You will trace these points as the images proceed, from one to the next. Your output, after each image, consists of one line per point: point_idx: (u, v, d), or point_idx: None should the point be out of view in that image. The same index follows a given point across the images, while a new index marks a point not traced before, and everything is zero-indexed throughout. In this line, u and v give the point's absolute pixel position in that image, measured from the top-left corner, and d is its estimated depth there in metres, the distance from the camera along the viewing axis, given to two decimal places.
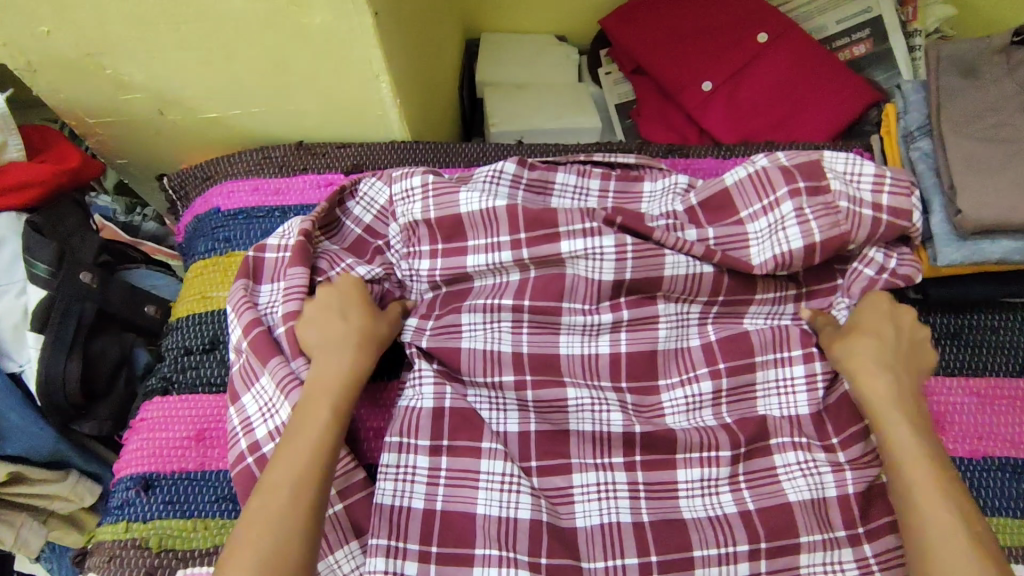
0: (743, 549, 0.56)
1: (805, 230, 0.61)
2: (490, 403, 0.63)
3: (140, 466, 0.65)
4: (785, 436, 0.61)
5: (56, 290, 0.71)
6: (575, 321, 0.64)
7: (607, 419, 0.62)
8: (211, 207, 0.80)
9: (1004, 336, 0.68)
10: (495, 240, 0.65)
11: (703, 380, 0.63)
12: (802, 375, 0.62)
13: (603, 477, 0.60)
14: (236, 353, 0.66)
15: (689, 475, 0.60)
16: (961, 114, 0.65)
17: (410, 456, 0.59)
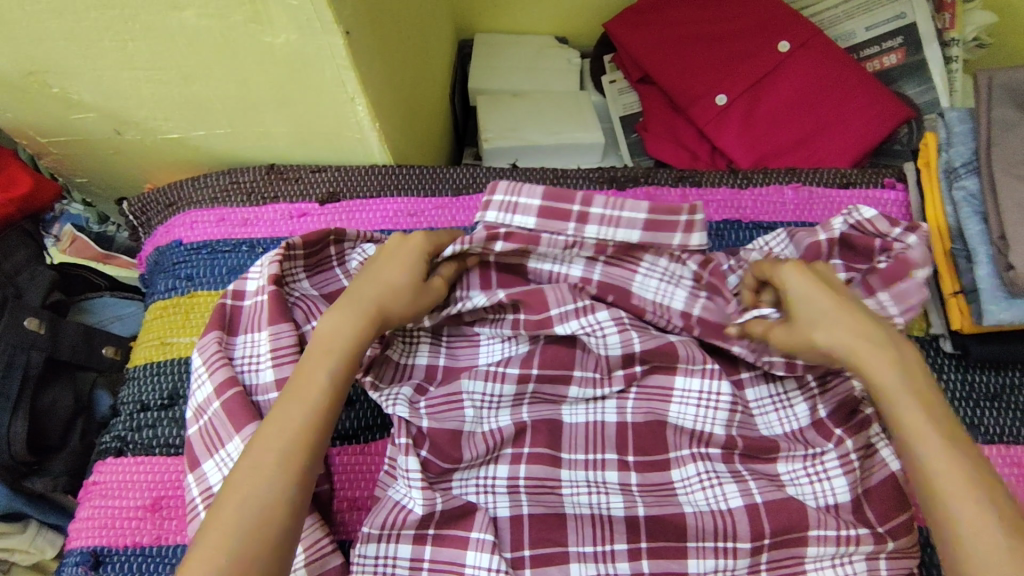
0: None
1: (787, 357, 0.57)
2: (478, 487, 0.57)
3: (90, 540, 0.59)
4: (829, 529, 0.52)
5: None
6: (585, 392, 0.59)
7: (606, 502, 0.56)
8: (172, 239, 0.72)
9: None
10: (500, 318, 0.61)
11: (713, 459, 0.57)
12: (797, 391, 0.59)
13: (603, 568, 0.54)
14: (197, 413, 0.59)
15: (703, 566, 0.53)
16: (1013, 152, 0.57)
17: (391, 546, 0.54)
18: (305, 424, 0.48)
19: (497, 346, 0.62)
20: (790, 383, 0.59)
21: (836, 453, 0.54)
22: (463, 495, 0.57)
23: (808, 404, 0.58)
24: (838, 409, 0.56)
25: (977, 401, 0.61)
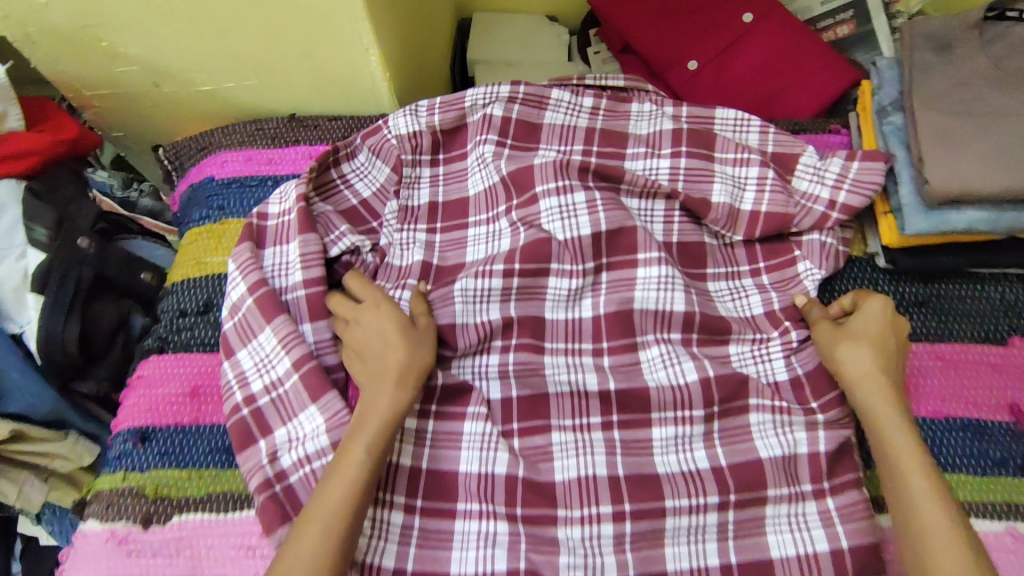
0: (713, 499, 0.61)
1: (756, 199, 0.73)
2: (473, 371, 0.68)
3: (137, 420, 0.68)
4: (766, 399, 0.65)
5: (55, 253, 0.72)
6: (561, 287, 0.69)
7: (583, 380, 0.66)
8: (205, 176, 0.82)
9: (970, 304, 0.71)
10: (495, 212, 0.74)
11: (676, 343, 0.67)
12: (753, 286, 0.72)
13: (580, 435, 0.65)
14: (233, 311, 0.70)
15: (664, 432, 0.65)
16: (934, 88, 0.66)
17: (401, 417, 0.65)
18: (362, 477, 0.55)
19: (482, 243, 0.74)
20: (745, 279, 0.73)
21: (780, 340, 0.68)
22: (460, 374, 0.67)
23: (761, 296, 0.71)
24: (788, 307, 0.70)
25: (903, 308, 0.71)
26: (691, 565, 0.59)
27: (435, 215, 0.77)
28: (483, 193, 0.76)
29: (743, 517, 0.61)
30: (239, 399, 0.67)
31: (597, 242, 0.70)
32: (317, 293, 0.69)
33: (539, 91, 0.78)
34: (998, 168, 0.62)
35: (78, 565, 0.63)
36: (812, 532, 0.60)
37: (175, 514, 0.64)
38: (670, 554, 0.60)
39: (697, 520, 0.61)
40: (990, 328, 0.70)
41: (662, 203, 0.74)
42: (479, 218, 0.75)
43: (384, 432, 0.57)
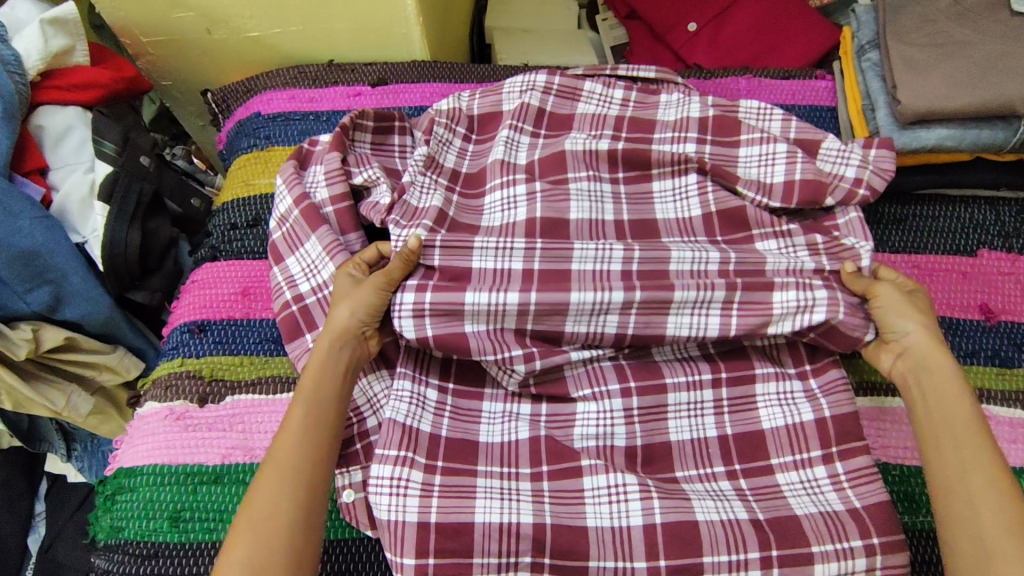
0: (707, 377, 0.68)
1: (789, 169, 0.74)
2: (496, 246, 0.67)
3: (193, 315, 0.75)
4: (789, 280, 0.67)
5: (121, 167, 0.80)
6: (582, 188, 0.75)
7: (608, 257, 0.68)
8: (252, 112, 0.90)
9: (945, 222, 0.79)
10: (512, 178, 0.76)
11: (716, 289, 0.66)
12: (804, 243, 0.71)
13: (599, 297, 0.64)
14: (281, 221, 0.77)
15: (678, 321, 0.66)
16: (907, 27, 0.76)
17: None
18: (302, 451, 0.56)
19: (499, 210, 0.75)
20: (782, 147, 0.75)
21: (805, 241, 0.71)
22: (482, 251, 0.67)
23: (813, 255, 0.70)
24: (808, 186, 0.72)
25: (884, 225, 0.79)
26: (692, 436, 0.66)
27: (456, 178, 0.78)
28: (500, 161, 0.78)
29: (735, 392, 0.68)
30: (288, 297, 0.73)
31: (613, 159, 0.78)
32: (345, 208, 0.75)
33: (573, 83, 0.85)
34: (963, 87, 0.71)
35: (138, 441, 0.70)
36: (799, 406, 0.66)
37: (228, 394, 0.70)
38: (673, 426, 0.67)
39: (694, 395, 0.67)
40: (962, 241, 0.78)
41: (695, 176, 0.76)
42: (495, 184, 0.77)
43: (325, 404, 0.59)
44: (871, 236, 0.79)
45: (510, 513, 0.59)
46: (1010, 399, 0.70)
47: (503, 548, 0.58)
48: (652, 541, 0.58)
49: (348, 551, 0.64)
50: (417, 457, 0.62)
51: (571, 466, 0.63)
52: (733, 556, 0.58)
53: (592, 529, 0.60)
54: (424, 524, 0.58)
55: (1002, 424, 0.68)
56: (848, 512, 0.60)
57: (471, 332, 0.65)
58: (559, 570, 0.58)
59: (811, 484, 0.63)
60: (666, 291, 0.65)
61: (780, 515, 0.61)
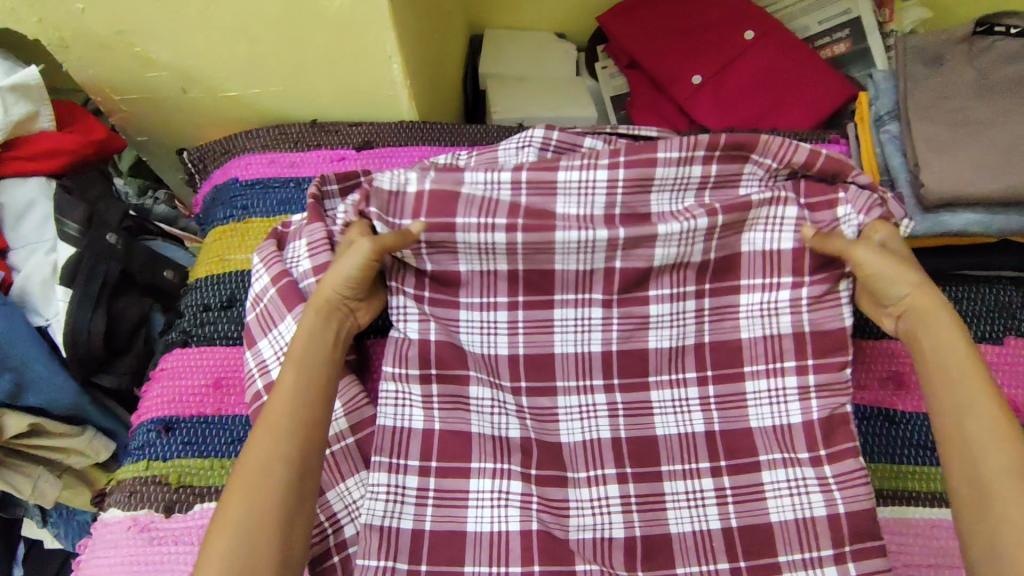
0: (705, 466, 0.66)
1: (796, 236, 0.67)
2: (481, 329, 0.70)
3: (161, 410, 0.70)
4: (761, 364, 0.68)
5: (84, 248, 0.74)
6: (570, 240, 0.66)
7: (588, 337, 0.69)
8: (229, 178, 0.85)
9: (970, 304, 0.74)
10: (490, 220, 0.65)
11: (690, 385, 0.69)
12: (788, 300, 0.68)
13: (584, 399, 0.69)
14: (256, 302, 0.72)
15: (661, 396, 0.69)
16: (927, 98, 0.71)
17: (405, 384, 0.68)
18: (286, 420, 0.54)
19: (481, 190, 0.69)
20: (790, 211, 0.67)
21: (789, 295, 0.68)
22: (468, 337, 0.70)
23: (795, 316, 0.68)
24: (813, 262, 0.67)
25: None
26: (693, 528, 0.64)
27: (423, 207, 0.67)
28: (477, 199, 0.65)
29: (738, 482, 0.65)
30: (261, 389, 0.68)
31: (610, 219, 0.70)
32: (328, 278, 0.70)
33: (572, 138, 0.78)
34: (992, 171, 0.66)
35: (100, 552, 0.64)
36: (811, 497, 0.63)
37: (197, 501, 0.65)
38: (671, 517, 0.65)
39: (692, 483, 0.66)
40: (987, 327, 0.73)
41: (705, 220, 0.65)
42: (469, 219, 0.65)
43: (307, 371, 0.57)
44: None
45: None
46: None
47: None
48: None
49: None
50: (398, 563, 0.61)
51: (564, 568, 0.61)
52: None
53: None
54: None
55: None
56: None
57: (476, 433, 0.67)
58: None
59: None
60: (646, 392, 0.69)
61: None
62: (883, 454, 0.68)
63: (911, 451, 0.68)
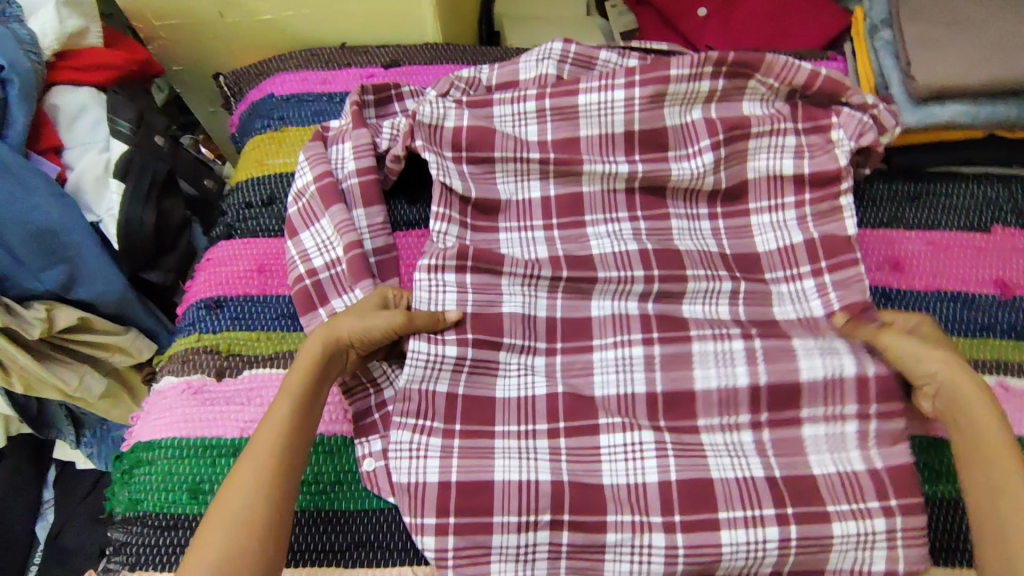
0: (736, 331, 0.68)
1: (797, 162, 0.75)
2: (520, 241, 0.76)
3: (210, 292, 0.75)
4: (779, 271, 0.74)
5: (136, 146, 0.82)
6: (595, 170, 0.76)
7: (625, 243, 0.74)
8: (265, 94, 0.90)
9: (959, 199, 0.79)
10: (526, 156, 0.76)
11: (724, 280, 0.72)
12: (794, 217, 0.75)
13: (622, 282, 0.72)
14: (297, 196, 0.77)
15: (697, 283, 0.72)
16: (918, 6, 0.77)
17: (440, 273, 0.71)
18: (279, 453, 0.56)
19: (509, 124, 0.79)
20: (790, 137, 0.76)
21: (796, 213, 0.76)
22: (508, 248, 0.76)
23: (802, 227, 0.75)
24: (817, 172, 0.75)
25: (898, 203, 0.79)
26: (720, 384, 0.67)
27: (460, 145, 0.77)
28: (512, 138, 0.77)
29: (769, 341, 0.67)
30: (302, 271, 0.73)
31: (629, 139, 0.77)
32: (369, 180, 0.76)
33: (589, 51, 0.83)
34: (977, 65, 0.72)
35: (156, 415, 0.69)
36: (842, 361, 0.66)
37: (246, 367, 0.70)
38: (699, 375, 0.67)
39: (723, 345, 0.68)
40: (976, 218, 0.78)
41: (710, 154, 0.75)
42: (507, 155, 0.77)
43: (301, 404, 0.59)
44: (887, 214, 0.79)
45: (528, 471, 0.64)
46: None
47: (522, 506, 0.62)
48: (667, 497, 0.63)
49: (370, 521, 0.64)
50: (435, 423, 0.66)
51: (588, 424, 0.67)
52: (748, 513, 0.62)
53: (607, 487, 0.64)
54: (444, 483, 0.62)
55: (1017, 397, 0.69)
56: (868, 474, 0.64)
57: (506, 312, 0.70)
58: (577, 525, 0.62)
59: (833, 444, 0.66)
60: (683, 281, 0.72)
61: (797, 474, 0.64)
62: None
63: None
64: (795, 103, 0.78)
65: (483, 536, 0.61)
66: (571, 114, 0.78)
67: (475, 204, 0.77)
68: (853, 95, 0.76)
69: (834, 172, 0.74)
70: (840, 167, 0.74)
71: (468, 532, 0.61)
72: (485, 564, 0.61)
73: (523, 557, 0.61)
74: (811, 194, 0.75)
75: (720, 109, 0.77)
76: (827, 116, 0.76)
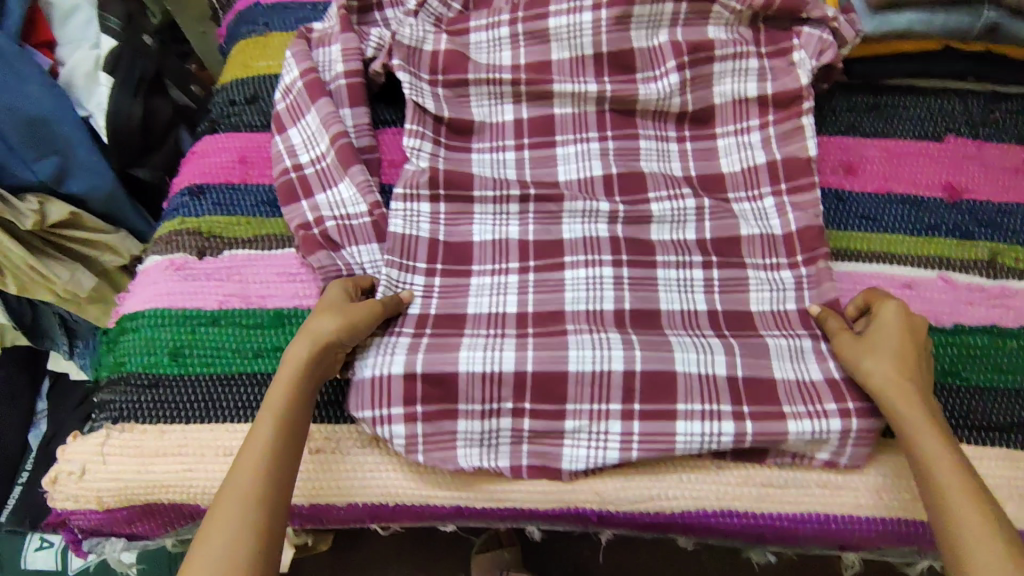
0: (697, 259, 0.72)
1: (760, 85, 0.77)
2: (491, 151, 0.79)
3: (193, 180, 0.78)
4: (742, 193, 0.76)
5: (124, 41, 0.85)
6: (565, 89, 0.78)
7: (590, 166, 0.77)
8: (251, 3, 0.92)
9: (915, 110, 0.82)
10: (498, 76, 0.78)
11: (687, 200, 0.75)
12: (758, 139, 0.77)
13: (589, 204, 0.74)
14: (284, 92, 0.79)
15: (661, 207, 0.75)
16: None
17: (415, 201, 0.74)
18: (262, 462, 0.56)
19: (483, 54, 0.81)
20: (752, 60, 0.77)
21: (760, 134, 0.77)
22: (479, 164, 0.78)
23: (766, 147, 0.77)
24: (781, 91, 0.76)
25: (857, 112, 0.82)
26: (682, 307, 0.70)
27: (437, 65, 0.79)
28: (484, 65, 0.79)
29: (723, 267, 0.72)
30: (288, 165, 0.77)
31: (598, 61, 0.79)
32: (356, 83, 0.78)
33: None
34: None
35: (140, 291, 0.73)
36: (786, 293, 0.70)
37: (226, 248, 0.74)
38: (664, 298, 0.70)
39: (684, 274, 0.71)
40: (929, 128, 0.81)
41: (676, 75, 0.77)
42: (480, 76, 0.78)
43: (284, 409, 0.59)
44: (843, 123, 0.82)
45: (492, 363, 0.64)
46: (965, 266, 0.74)
47: (485, 395, 0.64)
48: (629, 386, 0.63)
49: (337, 385, 0.68)
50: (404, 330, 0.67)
51: (556, 328, 0.67)
52: (706, 406, 0.63)
53: (571, 372, 0.64)
54: (410, 373, 0.64)
55: (960, 289, 0.73)
56: (825, 380, 0.64)
57: (476, 240, 0.74)
58: (538, 414, 0.64)
59: (797, 352, 0.66)
60: (647, 204, 0.75)
61: (759, 376, 0.64)
62: (844, 221, 0.76)
63: (858, 222, 0.76)
64: (758, 27, 0.78)
65: (449, 422, 0.64)
66: (543, 36, 0.79)
67: (448, 124, 0.78)
68: (812, 10, 0.76)
69: (795, 92, 0.76)
70: (801, 87, 0.76)
71: (433, 411, 0.64)
72: (451, 448, 0.64)
73: (487, 443, 0.64)
74: (776, 114, 0.77)
75: (685, 33, 0.78)
76: (788, 39, 0.78)
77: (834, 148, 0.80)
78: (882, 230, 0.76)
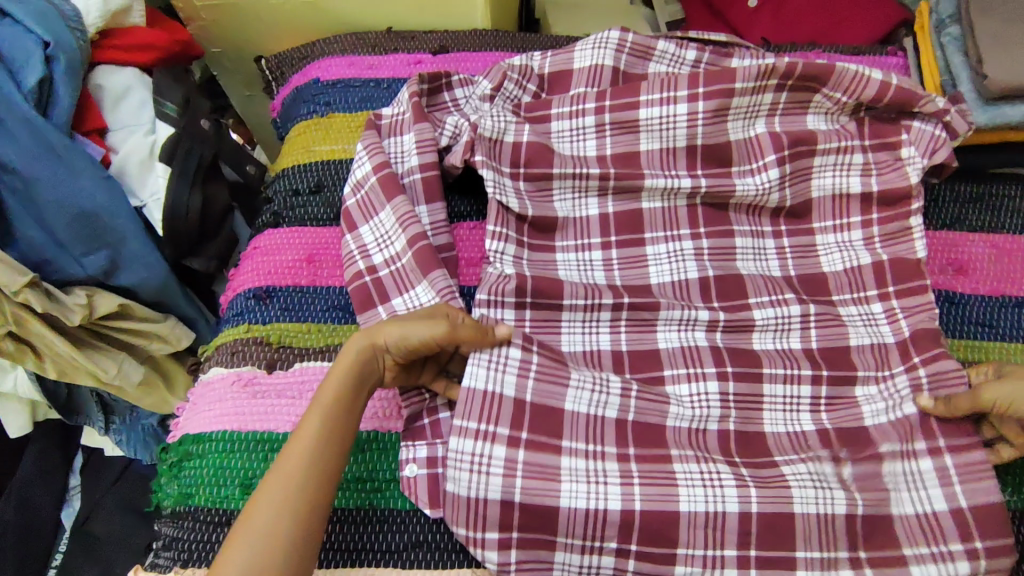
0: (807, 372, 0.66)
1: (865, 181, 0.72)
2: (576, 251, 0.74)
3: (258, 281, 0.73)
4: (847, 294, 0.70)
5: (182, 129, 0.80)
6: (656, 185, 0.72)
7: (684, 268, 0.72)
8: (310, 79, 0.87)
9: (1023, 202, 0.77)
10: (585, 171, 0.73)
11: (791, 305, 0.69)
12: (860, 239, 0.72)
13: (686, 313, 0.68)
14: (355, 187, 0.74)
15: (764, 314, 0.69)
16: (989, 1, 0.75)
17: (498, 308, 0.68)
18: (308, 460, 0.54)
19: (567, 140, 0.76)
20: (856, 155, 0.72)
21: (862, 234, 0.72)
22: (566, 273, 0.72)
23: (869, 251, 0.71)
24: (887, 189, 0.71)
25: (961, 204, 0.77)
26: (787, 429, 0.65)
27: (518, 159, 0.74)
28: (569, 158, 0.75)
29: (837, 383, 0.66)
30: (361, 267, 0.71)
31: (690, 153, 0.73)
32: (432, 176, 0.73)
33: (646, 41, 0.80)
34: None
35: (204, 407, 0.68)
36: (901, 401, 0.63)
37: (296, 360, 0.69)
38: (767, 418, 0.65)
39: (789, 389, 0.66)
40: None
41: (776, 169, 0.71)
42: (565, 171, 0.73)
43: (334, 412, 0.56)
44: (948, 215, 0.77)
45: (596, 498, 0.59)
46: None
47: (588, 531, 0.59)
48: (745, 531, 0.59)
49: (425, 521, 0.63)
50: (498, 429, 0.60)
51: (660, 448, 0.62)
52: (824, 553, 0.59)
53: (684, 514, 0.59)
54: (506, 502, 0.59)
55: None
56: (952, 514, 0.59)
57: (567, 349, 0.68)
58: (645, 556, 0.59)
59: (914, 478, 0.60)
60: (748, 311, 0.69)
61: (883, 523, 0.59)
62: (956, 329, 0.71)
63: (974, 328, 0.71)
64: (861, 118, 0.74)
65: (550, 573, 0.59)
66: (633, 127, 0.74)
67: (531, 222, 0.73)
68: (926, 103, 0.71)
69: (904, 191, 0.71)
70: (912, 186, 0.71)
71: (531, 554, 0.59)
72: None
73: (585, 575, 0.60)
74: (881, 213, 0.72)
75: (783, 122, 0.73)
76: (896, 132, 0.73)
77: (939, 245, 0.75)
78: (997, 338, 0.71)
